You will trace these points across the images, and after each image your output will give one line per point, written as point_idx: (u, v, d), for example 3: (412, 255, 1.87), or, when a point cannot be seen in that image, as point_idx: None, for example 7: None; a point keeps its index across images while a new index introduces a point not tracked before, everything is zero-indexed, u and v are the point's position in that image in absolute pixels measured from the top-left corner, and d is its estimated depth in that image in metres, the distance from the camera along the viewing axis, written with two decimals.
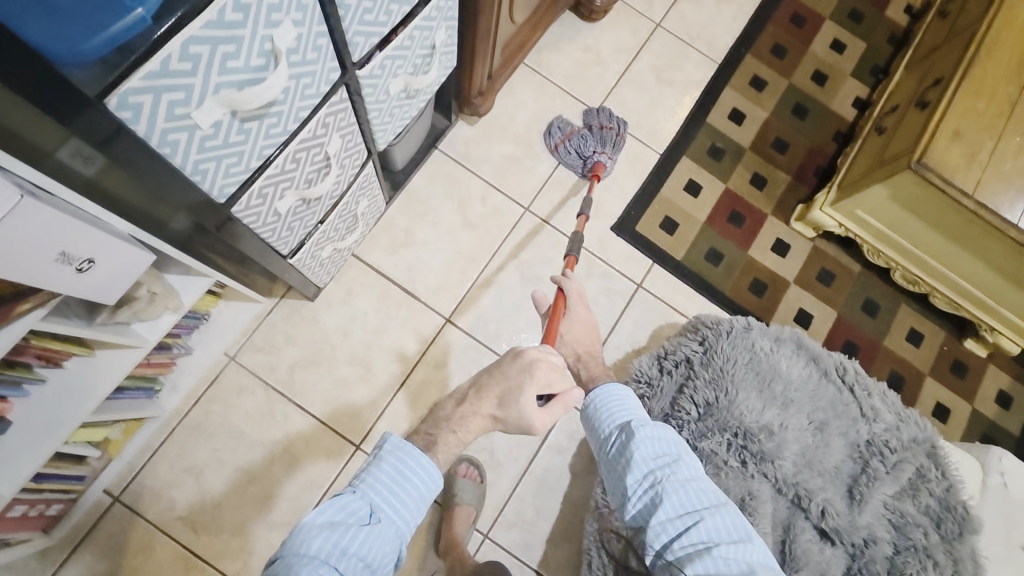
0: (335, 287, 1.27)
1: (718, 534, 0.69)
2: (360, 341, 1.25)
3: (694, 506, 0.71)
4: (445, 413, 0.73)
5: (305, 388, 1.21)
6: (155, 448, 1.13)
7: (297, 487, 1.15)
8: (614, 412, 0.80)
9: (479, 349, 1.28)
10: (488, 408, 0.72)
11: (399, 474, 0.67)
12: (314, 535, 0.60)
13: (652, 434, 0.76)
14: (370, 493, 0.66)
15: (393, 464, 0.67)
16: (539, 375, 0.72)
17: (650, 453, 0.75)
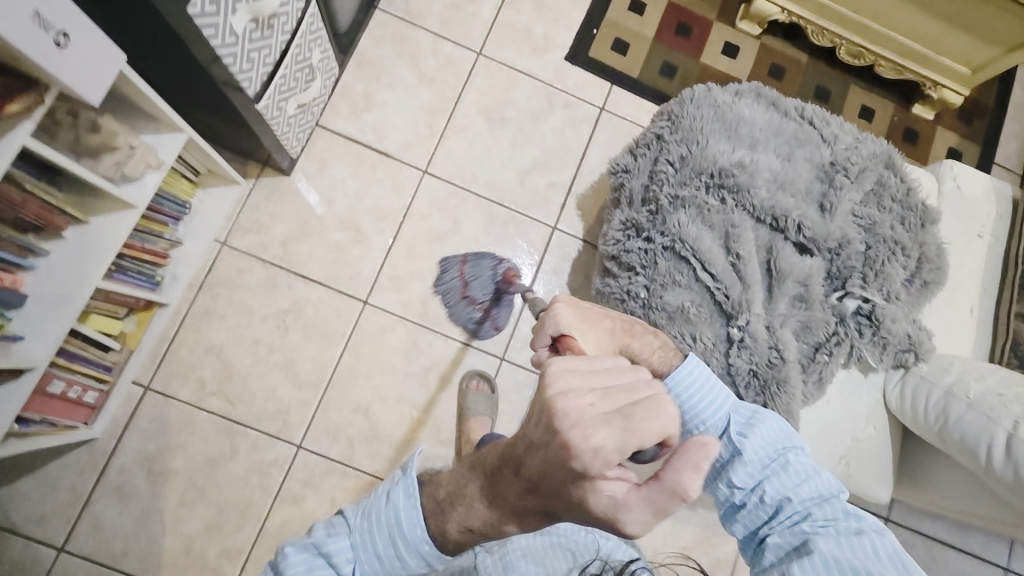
0: (308, 160, 1.28)
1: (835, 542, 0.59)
2: (345, 208, 1.27)
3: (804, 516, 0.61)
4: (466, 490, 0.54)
5: (301, 258, 1.24)
6: (171, 336, 1.17)
7: (318, 347, 1.20)
8: (709, 415, 0.68)
9: (462, 195, 1.32)
10: (533, 503, 0.48)
11: (393, 533, 0.57)
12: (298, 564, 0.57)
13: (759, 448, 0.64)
14: (357, 547, 0.59)
15: (374, 530, 0.58)
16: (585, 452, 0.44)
17: (755, 464, 0.64)
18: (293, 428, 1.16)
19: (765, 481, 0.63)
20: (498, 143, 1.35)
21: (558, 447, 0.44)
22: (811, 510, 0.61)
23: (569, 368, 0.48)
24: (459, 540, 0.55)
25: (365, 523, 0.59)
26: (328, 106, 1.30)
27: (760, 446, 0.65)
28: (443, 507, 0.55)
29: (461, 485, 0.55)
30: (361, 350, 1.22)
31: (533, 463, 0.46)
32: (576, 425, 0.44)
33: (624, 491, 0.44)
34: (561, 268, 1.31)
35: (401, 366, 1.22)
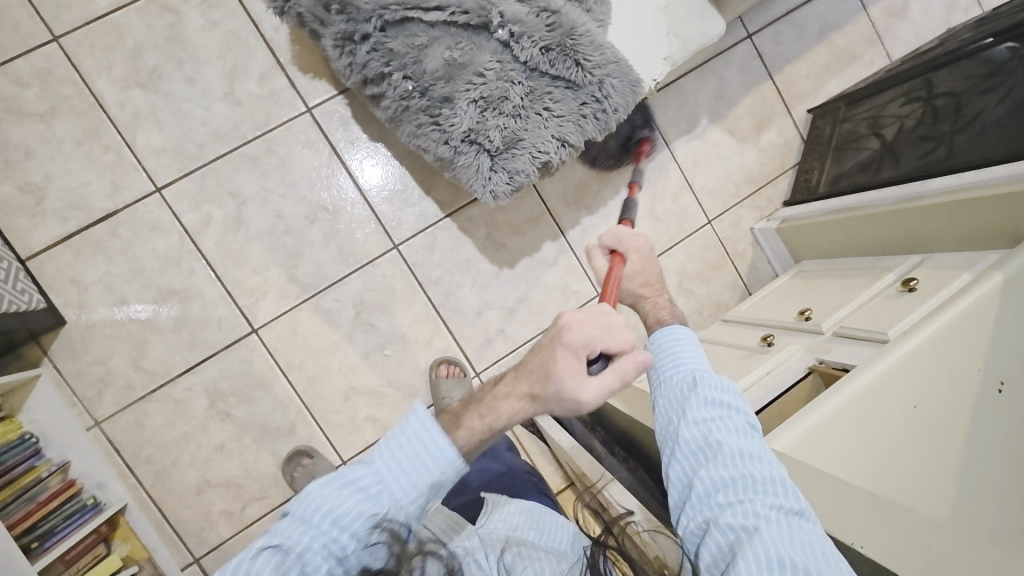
0: (60, 291, 1.08)
1: (776, 517, 0.55)
2: (140, 288, 1.11)
3: (758, 469, 0.59)
4: (479, 394, 0.64)
5: (166, 360, 1.11)
6: (160, 516, 1.11)
7: (267, 396, 1.15)
8: (682, 357, 0.71)
9: (212, 169, 1.12)
10: (524, 386, 0.61)
11: (416, 450, 0.58)
12: (310, 508, 0.56)
13: (718, 390, 0.66)
14: (381, 470, 0.58)
15: (384, 472, 0.58)
16: (583, 324, 0.60)
17: (711, 405, 0.64)
18: (324, 459, 1.16)
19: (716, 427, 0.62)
20: (178, 92, 1.11)
21: (557, 326, 0.60)
22: (748, 467, 0.59)
23: (582, 313, 0.61)
24: (473, 429, 0.60)
25: (387, 454, 0.59)
26: (8, 233, 1.05)
27: (719, 396, 0.65)
28: (461, 418, 0.62)
29: (479, 393, 0.64)
30: (298, 361, 1.16)
31: (533, 363, 0.61)
32: (561, 326, 0.60)
33: (591, 385, 0.58)
34: (353, 132, 1.18)
35: (337, 336, 1.18)
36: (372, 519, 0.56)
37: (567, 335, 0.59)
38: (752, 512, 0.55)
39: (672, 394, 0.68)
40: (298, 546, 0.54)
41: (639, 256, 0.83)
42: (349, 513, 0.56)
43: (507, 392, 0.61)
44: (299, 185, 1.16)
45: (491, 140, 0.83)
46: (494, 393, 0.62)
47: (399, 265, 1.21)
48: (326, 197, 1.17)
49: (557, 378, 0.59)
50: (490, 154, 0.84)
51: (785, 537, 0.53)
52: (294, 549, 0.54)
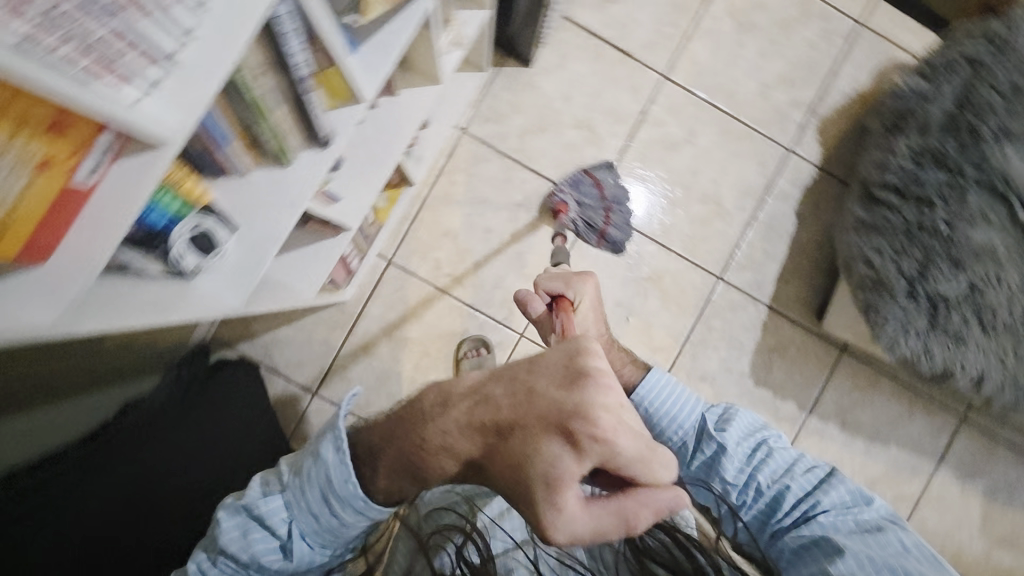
0: (550, 49, 1.25)
1: (842, 524, 0.71)
2: (582, 105, 1.26)
3: (808, 492, 0.74)
4: (416, 402, 0.61)
5: (536, 153, 1.25)
6: (413, 216, 1.24)
7: (546, 243, 1.24)
8: (683, 416, 0.80)
9: (702, 105, 1.27)
10: (472, 450, 0.55)
11: (326, 490, 0.65)
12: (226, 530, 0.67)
13: (738, 424, 0.79)
14: (291, 506, 0.67)
15: (320, 484, 0.65)
16: (600, 421, 0.49)
17: (738, 459, 0.76)
18: (518, 316, 1.24)
19: (755, 473, 0.76)
20: (746, 51, 1.27)
21: (569, 404, 0.50)
22: (816, 495, 0.74)
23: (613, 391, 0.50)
24: (387, 489, 0.62)
25: (296, 481, 0.67)
26: None
27: (739, 442, 0.77)
28: (375, 453, 0.63)
29: (403, 420, 0.62)
30: (586, 252, 1.25)
31: (509, 429, 0.52)
32: (590, 417, 0.49)
33: (574, 504, 0.48)
34: (791, 193, 1.28)
35: (621, 271, 1.26)
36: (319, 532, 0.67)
37: (588, 416, 0.49)
38: (820, 527, 0.71)
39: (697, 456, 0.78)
40: (241, 543, 0.66)
41: (592, 305, 0.83)
42: (257, 554, 0.66)
43: (453, 446, 0.56)
44: (726, 177, 1.27)
45: (947, 316, 0.90)
46: (440, 415, 0.57)
47: (706, 290, 1.27)
48: (728, 202, 1.27)
49: (540, 461, 0.49)
50: (931, 321, 0.91)
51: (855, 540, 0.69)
52: (240, 540, 0.67)
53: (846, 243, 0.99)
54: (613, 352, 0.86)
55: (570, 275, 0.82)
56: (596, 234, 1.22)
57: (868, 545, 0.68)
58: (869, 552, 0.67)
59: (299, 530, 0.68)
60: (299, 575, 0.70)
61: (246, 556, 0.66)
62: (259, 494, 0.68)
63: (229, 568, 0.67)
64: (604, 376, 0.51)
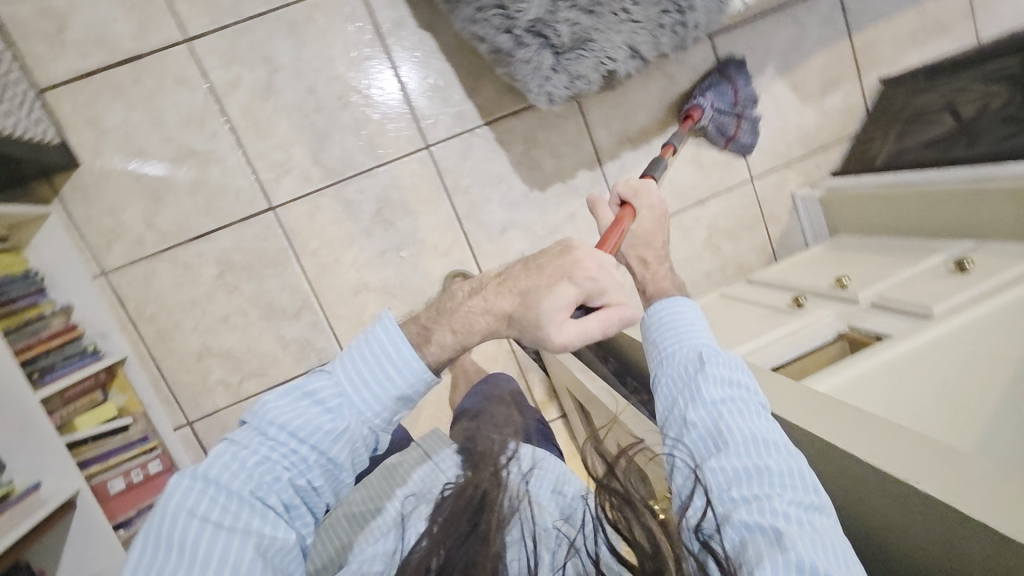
0: (75, 131, 1.03)
1: (793, 514, 0.54)
2: (160, 143, 1.06)
3: (763, 465, 0.58)
4: (454, 296, 0.62)
5: (179, 222, 1.08)
6: (159, 376, 1.11)
7: (277, 277, 1.13)
8: (674, 345, 0.74)
9: (247, 27, 1.05)
10: (507, 303, 0.59)
11: (380, 360, 0.60)
12: (276, 406, 0.58)
13: (723, 372, 0.67)
14: (343, 383, 0.60)
15: (317, 400, 0.59)
16: (588, 270, 0.59)
17: (719, 393, 0.65)
18: (327, 347, 1.17)
19: (722, 420, 0.63)
20: None
21: (568, 259, 0.60)
22: (763, 458, 0.59)
23: (593, 254, 0.60)
24: (442, 348, 0.61)
25: (349, 360, 0.61)
26: (26, 59, 0.99)
27: (724, 382, 0.66)
28: (428, 328, 0.62)
29: (447, 299, 0.63)
30: (313, 248, 1.13)
31: (529, 311, 0.58)
32: (575, 268, 0.59)
33: (568, 327, 0.58)
34: (400, 14, 1.10)
35: (354, 228, 1.14)
36: (333, 429, 0.58)
37: (575, 270, 0.59)
38: (768, 511, 0.55)
39: (682, 373, 0.70)
40: (298, 422, 0.57)
41: (649, 213, 0.87)
42: (312, 425, 0.57)
43: (490, 309, 0.60)
44: (338, 64, 1.09)
45: (559, 35, 0.78)
46: (473, 298, 0.61)
47: (430, 167, 1.15)
48: (363, 81, 1.11)
49: (548, 320, 0.58)
50: (551, 51, 0.79)
51: (799, 536, 0.52)
52: (244, 461, 0.55)
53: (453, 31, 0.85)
54: (648, 259, 0.89)
55: (643, 190, 0.86)
56: (724, 138, 1.22)
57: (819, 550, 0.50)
58: (816, 560, 0.49)
59: (348, 407, 0.59)
60: (292, 506, 0.57)
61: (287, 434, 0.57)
62: (296, 399, 0.58)
63: (279, 450, 0.56)
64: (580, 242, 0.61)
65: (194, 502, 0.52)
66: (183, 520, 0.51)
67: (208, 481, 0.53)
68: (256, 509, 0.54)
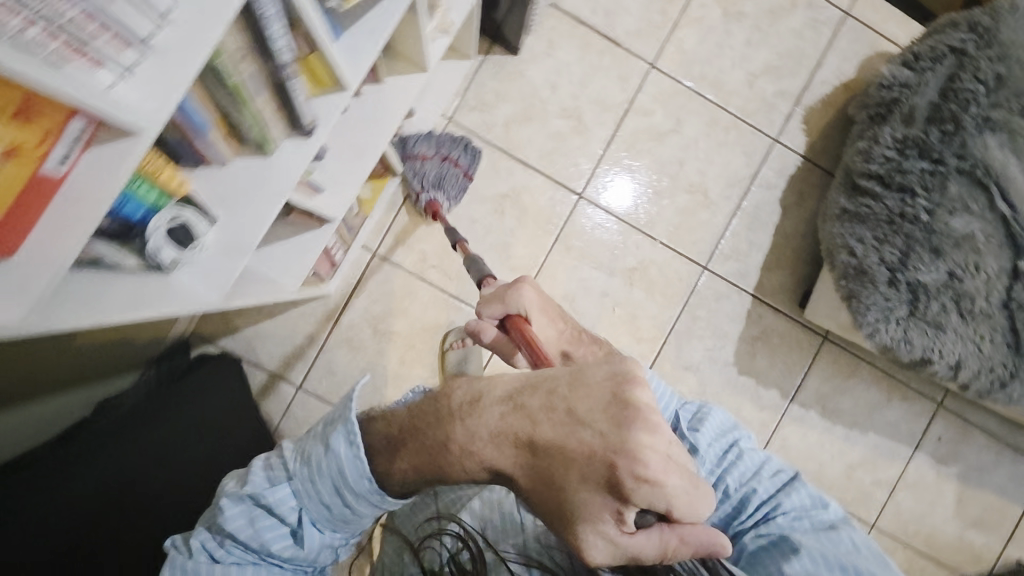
0: (536, 38, 1.24)
1: (799, 525, 0.71)
2: (569, 94, 1.25)
3: (771, 499, 0.73)
4: (437, 411, 0.60)
5: (522, 142, 1.24)
6: (397, 206, 1.22)
7: (531, 234, 1.24)
8: None
9: (688, 94, 1.27)
10: (512, 458, 0.55)
11: (339, 480, 0.64)
12: (229, 511, 0.64)
13: (708, 431, 0.79)
14: (302, 496, 0.66)
15: (334, 476, 0.64)
16: (634, 479, 0.49)
17: (711, 456, 0.77)
18: None
19: (724, 474, 0.75)
20: (732, 41, 1.27)
21: (617, 447, 0.50)
22: (778, 496, 0.74)
23: (650, 449, 0.49)
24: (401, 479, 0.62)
25: (306, 470, 0.65)
26: None
27: (711, 442, 0.78)
28: (397, 446, 0.63)
29: (428, 420, 0.61)
30: (573, 243, 1.25)
31: (543, 465, 0.53)
32: (632, 456, 0.49)
33: (608, 533, 0.50)
34: (776, 183, 1.29)
35: (609, 261, 1.25)
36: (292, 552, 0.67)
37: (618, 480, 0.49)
38: (777, 527, 0.71)
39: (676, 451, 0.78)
40: (248, 531, 0.65)
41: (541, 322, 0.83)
42: (266, 539, 0.65)
43: (487, 458, 0.56)
44: (711, 168, 1.28)
45: (926, 307, 0.92)
46: (472, 419, 0.57)
47: (693, 280, 1.27)
48: (714, 192, 1.28)
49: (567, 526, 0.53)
50: (910, 310, 0.92)
51: (813, 542, 0.68)
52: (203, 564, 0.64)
53: (844, 232, 0.99)
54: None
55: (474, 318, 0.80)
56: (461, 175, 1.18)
57: (819, 543, 0.68)
58: (822, 548, 0.67)
59: (311, 519, 0.67)
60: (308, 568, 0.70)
61: (255, 543, 0.65)
62: (265, 481, 0.66)
63: (261, 540, 0.65)
64: (652, 412, 0.51)
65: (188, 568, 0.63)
66: None
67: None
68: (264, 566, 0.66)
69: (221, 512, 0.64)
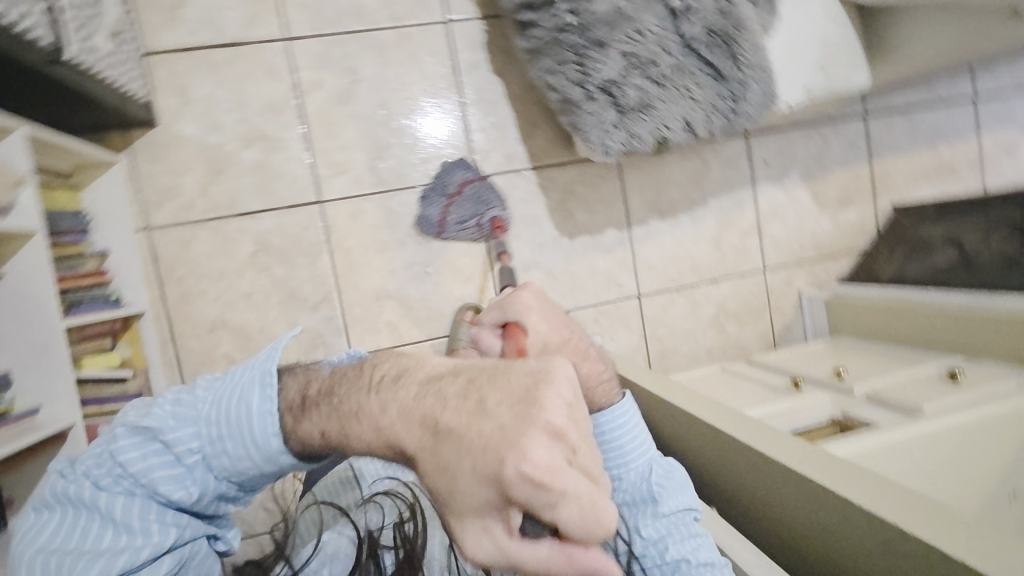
0: (162, 94, 1.10)
1: None
2: (235, 121, 1.13)
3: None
4: (348, 387, 0.56)
5: (231, 196, 1.14)
6: (170, 337, 1.13)
7: (306, 267, 1.17)
8: (633, 456, 0.78)
9: (340, 39, 1.15)
10: (409, 439, 0.48)
11: (240, 426, 0.61)
12: (128, 445, 0.62)
13: (672, 499, 0.75)
14: (202, 437, 0.62)
15: (235, 429, 0.61)
16: (528, 469, 0.41)
17: (665, 522, 0.74)
18: (338, 343, 1.19)
19: (670, 543, 0.72)
20: None
21: (517, 442, 0.42)
22: (701, 574, 0.67)
23: (547, 452, 0.42)
24: (300, 439, 0.59)
25: (216, 400, 0.63)
26: (139, 24, 1.08)
27: (676, 507, 0.75)
28: (310, 407, 0.59)
29: (347, 380, 0.58)
30: (349, 245, 1.19)
31: (444, 454, 0.45)
32: (526, 455, 0.41)
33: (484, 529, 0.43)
34: (478, 58, 1.21)
35: (391, 236, 1.20)
36: (175, 498, 0.62)
37: (509, 473, 0.42)
38: None
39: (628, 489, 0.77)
40: (139, 466, 0.61)
41: (538, 317, 0.76)
42: (153, 473, 0.61)
43: (381, 427, 0.51)
44: (414, 87, 1.19)
45: (625, 97, 0.88)
46: (389, 395, 0.52)
47: (474, 195, 1.23)
48: (432, 107, 1.20)
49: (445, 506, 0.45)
50: (616, 109, 0.89)
51: None
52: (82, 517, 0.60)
53: (534, 72, 0.94)
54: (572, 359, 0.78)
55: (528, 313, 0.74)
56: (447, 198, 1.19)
57: None
58: None
59: (205, 463, 0.63)
60: (198, 514, 0.66)
61: (143, 479, 0.61)
62: (169, 416, 0.63)
63: (127, 495, 0.61)
64: (560, 414, 0.44)
65: (71, 492, 0.61)
66: (72, 509, 0.61)
67: (45, 533, 0.59)
68: (150, 500, 0.62)
69: (114, 442, 0.62)
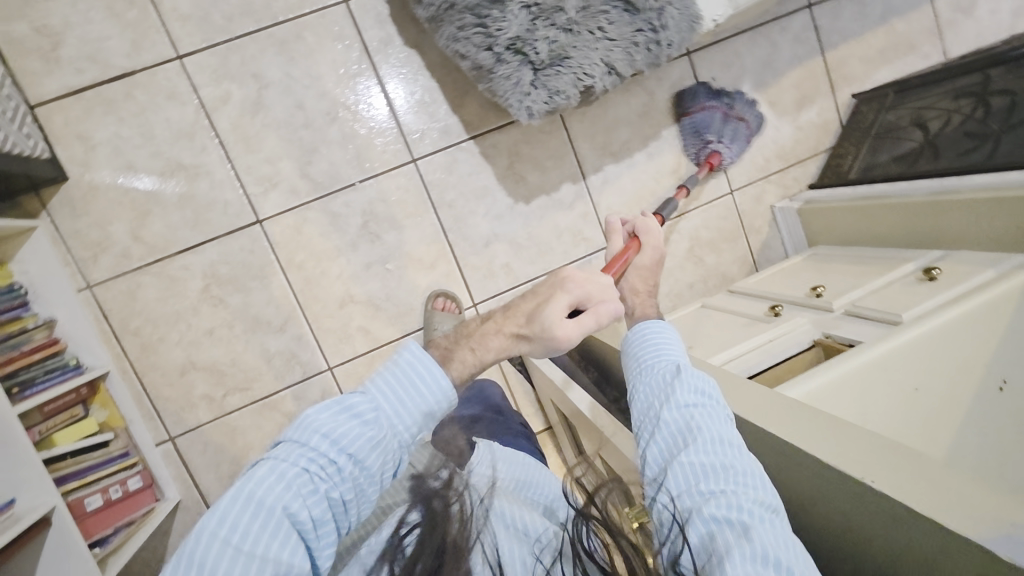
0: (64, 145, 1.04)
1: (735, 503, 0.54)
2: (148, 157, 1.07)
3: (722, 465, 0.57)
4: (467, 330, 0.68)
5: (165, 236, 1.09)
6: (142, 390, 1.12)
7: (262, 292, 1.13)
8: (662, 356, 0.70)
9: (235, 45, 1.07)
10: (513, 325, 0.66)
11: (407, 377, 0.60)
12: (319, 422, 0.55)
13: (696, 382, 0.65)
14: (378, 398, 0.58)
15: (409, 383, 0.59)
16: (573, 287, 0.66)
17: (690, 405, 0.63)
18: (313, 360, 1.17)
19: (689, 438, 0.61)
20: None
21: (560, 278, 0.68)
22: (727, 457, 0.57)
23: (576, 273, 0.68)
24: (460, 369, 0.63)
25: (382, 381, 0.60)
26: (18, 76, 1.01)
27: (700, 397, 0.64)
28: (446, 355, 0.65)
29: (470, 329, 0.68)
30: (299, 260, 1.14)
31: (529, 308, 0.66)
32: (563, 281, 0.67)
33: (568, 326, 0.63)
34: (388, 33, 1.12)
35: (341, 242, 1.15)
36: (373, 440, 0.56)
37: (565, 286, 0.66)
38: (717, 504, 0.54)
39: (658, 382, 0.67)
40: (339, 432, 0.54)
41: (653, 249, 0.89)
42: (353, 438, 0.55)
43: (501, 331, 0.66)
44: (326, 81, 1.11)
45: (537, 52, 0.82)
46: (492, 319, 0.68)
47: (415, 180, 1.17)
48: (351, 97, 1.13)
49: (545, 330, 0.64)
50: (530, 67, 0.83)
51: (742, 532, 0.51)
52: (288, 475, 0.52)
53: (438, 41, 0.87)
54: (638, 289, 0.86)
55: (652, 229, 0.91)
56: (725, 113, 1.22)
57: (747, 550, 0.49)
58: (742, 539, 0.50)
59: (383, 417, 0.58)
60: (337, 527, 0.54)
61: (342, 439, 0.54)
62: (332, 414, 0.56)
63: (325, 461, 0.53)
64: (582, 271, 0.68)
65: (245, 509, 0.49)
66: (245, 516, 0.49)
67: (252, 496, 0.50)
68: (330, 474, 0.53)
69: (309, 418, 0.55)
